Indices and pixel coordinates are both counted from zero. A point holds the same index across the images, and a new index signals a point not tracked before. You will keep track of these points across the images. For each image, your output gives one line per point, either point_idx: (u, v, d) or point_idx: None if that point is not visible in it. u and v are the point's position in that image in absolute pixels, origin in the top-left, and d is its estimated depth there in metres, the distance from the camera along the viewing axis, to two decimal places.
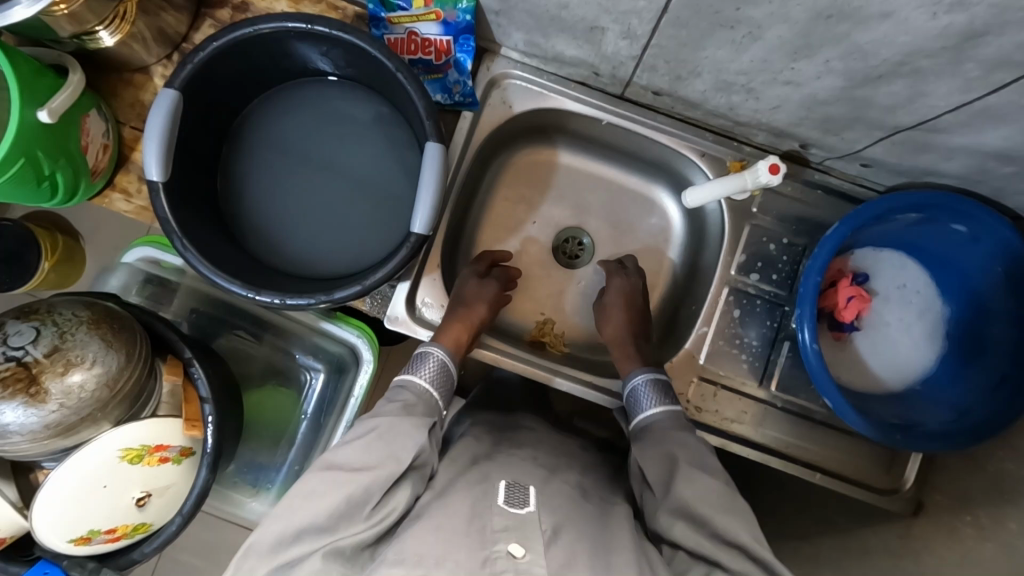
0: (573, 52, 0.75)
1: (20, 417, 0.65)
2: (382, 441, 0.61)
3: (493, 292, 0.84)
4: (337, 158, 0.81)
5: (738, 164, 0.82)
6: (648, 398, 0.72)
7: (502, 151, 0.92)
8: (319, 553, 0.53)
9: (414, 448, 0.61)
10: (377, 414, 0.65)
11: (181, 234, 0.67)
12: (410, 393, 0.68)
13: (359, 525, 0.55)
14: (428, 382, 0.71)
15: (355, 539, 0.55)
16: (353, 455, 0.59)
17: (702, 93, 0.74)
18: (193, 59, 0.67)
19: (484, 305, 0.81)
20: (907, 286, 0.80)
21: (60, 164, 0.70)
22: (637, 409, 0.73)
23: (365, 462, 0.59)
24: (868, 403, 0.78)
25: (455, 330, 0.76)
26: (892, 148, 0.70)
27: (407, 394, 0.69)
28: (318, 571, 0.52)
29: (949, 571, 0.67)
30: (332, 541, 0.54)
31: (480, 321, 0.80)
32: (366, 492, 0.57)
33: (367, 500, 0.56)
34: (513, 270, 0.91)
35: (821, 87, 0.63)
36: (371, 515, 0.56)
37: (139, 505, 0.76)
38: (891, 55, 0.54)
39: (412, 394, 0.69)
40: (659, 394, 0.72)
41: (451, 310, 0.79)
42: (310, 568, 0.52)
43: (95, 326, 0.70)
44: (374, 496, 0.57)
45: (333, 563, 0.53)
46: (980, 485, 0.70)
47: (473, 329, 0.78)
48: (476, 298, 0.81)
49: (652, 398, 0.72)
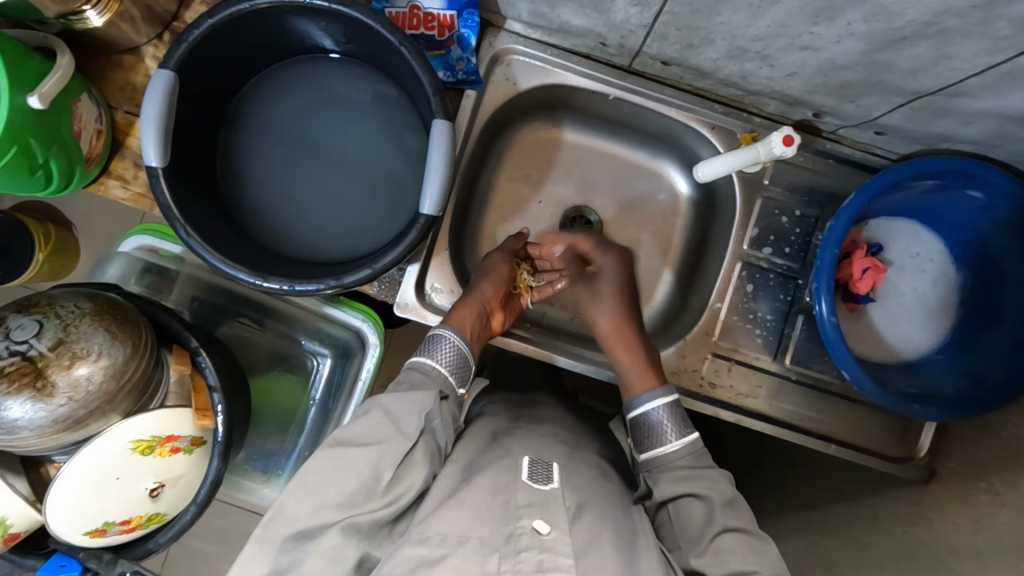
0: (580, 22, 0.73)
1: (28, 412, 0.63)
2: (389, 414, 0.59)
3: (500, 266, 0.81)
4: (340, 139, 0.78)
5: (748, 136, 0.80)
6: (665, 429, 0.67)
7: (507, 129, 0.90)
8: (338, 527, 0.52)
9: (419, 419, 0.60)
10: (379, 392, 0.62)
11: (183, 221, 0.65)
12: (419, 374, 0.66)
13: (376, 503, 0.54)
14: (441, 364, 0.68)
15: (373, 517, 0.54)
16: (360, 431, 0.58)
17: (714, 61, 0.72)
18: (188, 37, 0.64)
19: (491, 281, 0.78)
20: (922, 255, 0.79)
21: (53, 152, 0.68)
22: (653, 434, 0.68)
23: (374, 437, 0.58)
24: (884, 373, 0.77)
25: (461, 311, 0.73)
26: (910, 114, 0.68)
27: (416, 376, 0.66)
28: (338, 546, 0.52)
29: (961, 537, 0.68)
30: (350, 516, 0.53)
31: (486, 298, 0.77)
32: (377, 467, 0.55)
33: (379, 482, 0.55)
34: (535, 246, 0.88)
35: (841, 52, 0.61)
36: (387, 492, 0.55)
37: (152, 496, 0.75)
38: (917, 16, 0.53)
39: (421, 374, 0.66)
40: (677, 425, 0.67)
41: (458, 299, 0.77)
42: (331, 543, 0.51)
43: (98, 318, 0.68)
44: (385, 473, 0.55)
45: (352, 539, 0.52)
46: (994, 451, 0.70)
47: (481, 307, 0.75)
48: (482, 276, 0.79)
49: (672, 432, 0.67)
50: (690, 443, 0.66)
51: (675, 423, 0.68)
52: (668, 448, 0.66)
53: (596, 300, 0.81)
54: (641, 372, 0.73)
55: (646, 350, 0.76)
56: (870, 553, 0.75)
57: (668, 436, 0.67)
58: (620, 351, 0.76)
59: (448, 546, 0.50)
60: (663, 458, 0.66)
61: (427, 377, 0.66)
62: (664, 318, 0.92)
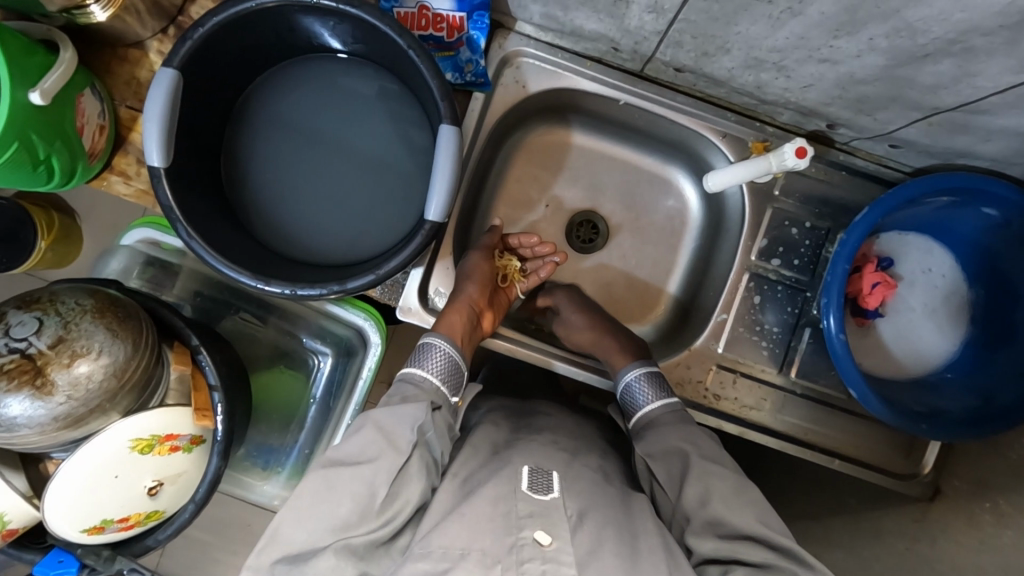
0: (593, 26, 0.72)
1: (27, 409, 0.63)
2: (381, 429, 0.58)
3: (482, 265, 0.80)
4: (345, 138, 0.77)
5: (760, 145, 0.79)
6: (643, 392, 0.70)
7: (514, 132, 0.89)
8: (332, 550, 0.51)
9: (412, 432, 0.59)
10: (369, 407, 0.61)
11: (185, 221, 0.64)
12: (411, 386, 0.65)
13: (371, 525, 0.53)
14: (432, 373, 0.66)
15: (369, 537, 0.53)
16: (352, 449, 0.57)
17: (729, 70, 0.70)
18: (193, 35, 0.63)
19: (477, 285, 0.77)
20: (933, 270, 0.78)
21: (56, 147, 0.67)
22: (633, 404, 0.71)
23: (367, 454, 0.57)
24: (892, 390, 0.76)
25: (454, 320, 0.72)
26: (927, 129, 0.67)
27: (409, 387, 0.65)
28: (333, 568, 0.51)
29: (964, 558, 0.67)
30: (344, 538, 0.52)
31: (473, 300, 0.76)
32: (370, 487, 0.55)
33: (374, 501, 0.54)
34: (514, 237, 0.87)
35: (860, 66, 0.60)
36: (383, 514, 0.54)
37: (151, 494, 0.75)
38: (942, 33, 0.51)
39: (413, 385, 0.65)
40: (655, 388, 0.70)
41: (447, 304, 0.75)
42: (324, 565, 0.51)
43: (100, 315, 0.67)
44: (379, 491, 0.55)
45: (347, 560, 0.52)
46: (1002, 473, 0.69)
47: (470, 311, 0.74)
48: (465, 277, 0.78)
49: (647, 394, 0.70)
50: (670, 402, 0.69)
51: (654, 388, 0.70)
52: (648, 409, 0.69)
53: (565, 322, 0.84)
54: (623, 352, 0.77)
55: (627, 339, 0.80)
56: (872, 568, 0.74)
57: (646, 397, 0.70)
58: (602, 344, 0.79)
59: (451, 559, 0.50)
60: (646, 418, 0.69)
61: (420, 389, 0.64)
62: (670, 327, 0.91)
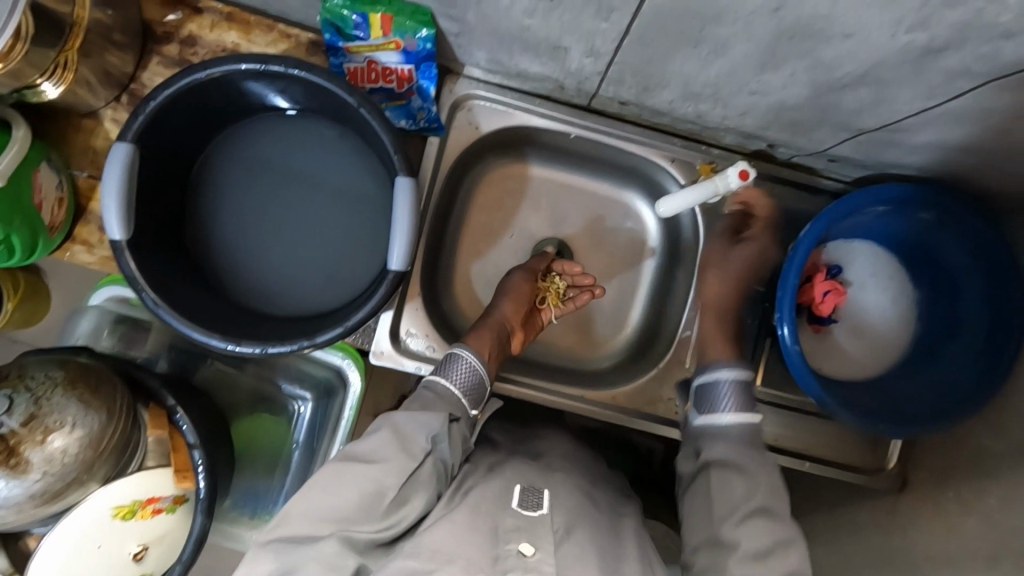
0: (537, 69, 0.75)
1: (2, 489, 0.63)
2: (397, 432, 0.60)
3: (522, 285, 0.84)
4: (305, 193, 0.79)
5: (708, 167, 0.82)
6: (727, 396, 0.70)
7: (475, 166, 0.90)
8: (336, 537, 0.52)
9: (428, 440, 0.60)
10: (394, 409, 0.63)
11: (150, 290, 0.65)
12: (433, 393, 0.67)
13: (374, 523, 0.54)
14: (455, 385, 0.68)
15: (371, 535, 0.54)
16: (369, 446, 0.59)
17: (669, 102, 0.74)
18: (145, 109, 0.64)
19: (512, 305, 0.81)
20: (880, 274, 0.82)
21: (15, 225, 0.67)
22: (715, 404, 0.71)
23: (381, 454, 0.58)
24: (853, 391, 0.79)
25: (485, 339, 0.75)
26: (858, 146, 0.71)
27: (430, 394, 0.67)
28: (335, 554, 0.52)
29: (935, 543, 0.70)
30: (348, 529, 0.53)
31: (506, 319, 0.80)
32: (380, 486, 0.56)
33: (382, 499, 0.55)
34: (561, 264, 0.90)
35: (787, 96, 0.63)
36: (390, 513, 0.55)
37: (136, 559, 0.74)
38: (854, 69, 0.55)
39: (435, 393, 0.67)
40: (740, 399, 0.70)
41: (480, 321, 0.79)
42: (327, 550, 0.52)
43: (71, 386, 0.67)
44: (389, 491, 0.56)
45: (348, 551, 0.52)
46: (962, 459, 0.73)
47: (500, 328, 0.78)
48: (504, 295, 0.82)
49: (732, 401, 0.70)
50: (750, 416, 0.69)
51: (741, 397, 0.70)
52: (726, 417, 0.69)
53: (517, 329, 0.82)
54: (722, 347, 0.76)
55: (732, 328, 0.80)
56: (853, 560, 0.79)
57: (726, 403, 0.70)
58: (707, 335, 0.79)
59: (437, 560, 0.50)
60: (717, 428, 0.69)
61: (439, 398, 0.66)
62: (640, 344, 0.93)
